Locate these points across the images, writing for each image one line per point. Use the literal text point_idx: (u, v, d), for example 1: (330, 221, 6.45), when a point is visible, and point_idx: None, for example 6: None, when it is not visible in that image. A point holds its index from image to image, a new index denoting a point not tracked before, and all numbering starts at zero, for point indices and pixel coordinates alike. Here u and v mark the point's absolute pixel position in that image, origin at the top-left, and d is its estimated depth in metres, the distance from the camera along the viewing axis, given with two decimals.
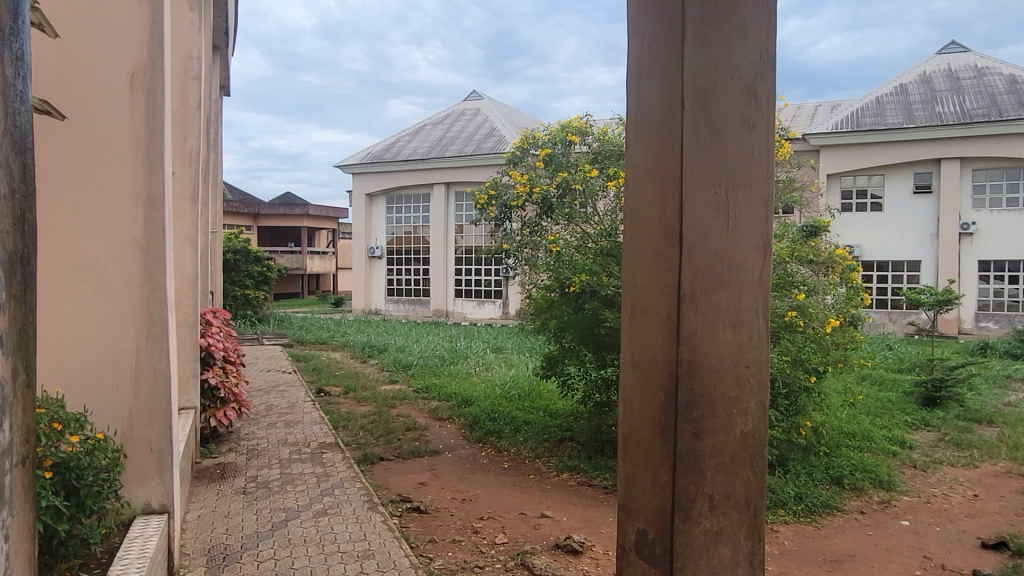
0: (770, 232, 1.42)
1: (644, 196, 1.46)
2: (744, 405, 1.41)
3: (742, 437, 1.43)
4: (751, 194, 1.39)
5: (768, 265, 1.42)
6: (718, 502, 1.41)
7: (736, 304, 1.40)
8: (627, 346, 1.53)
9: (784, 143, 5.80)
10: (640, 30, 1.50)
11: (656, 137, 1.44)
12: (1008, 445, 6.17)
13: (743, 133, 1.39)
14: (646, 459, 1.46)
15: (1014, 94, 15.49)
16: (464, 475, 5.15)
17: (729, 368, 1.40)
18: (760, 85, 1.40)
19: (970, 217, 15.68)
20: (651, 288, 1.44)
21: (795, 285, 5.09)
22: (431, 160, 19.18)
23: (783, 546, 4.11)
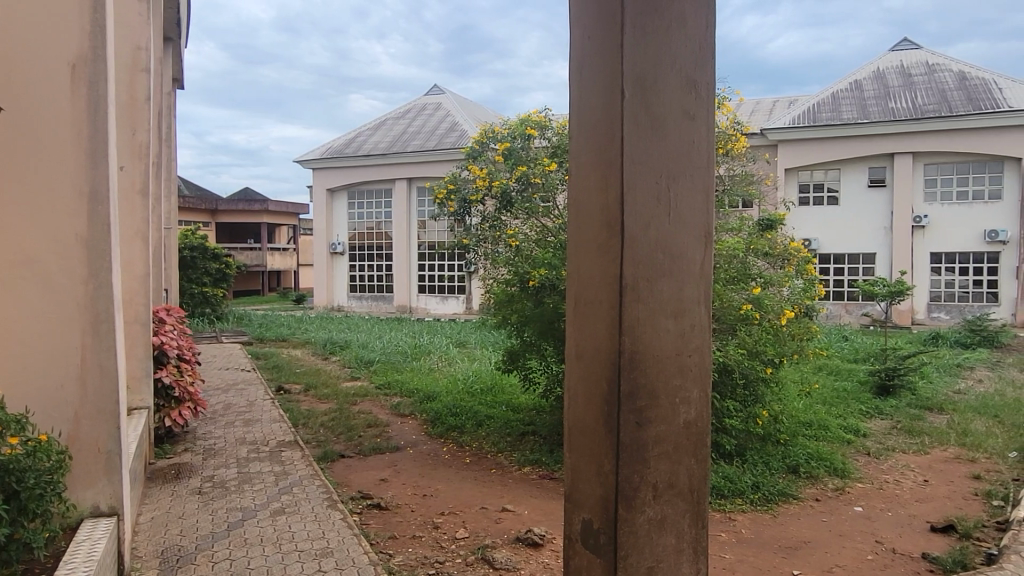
0: (710, 221, 1.45)
1: (587, 186, 1.45)
2: (686, 394, 1.45)
3: (685, 425, 1.46)
4: (691, 183, 1.42)
5: (709, 255, 1.45)
6: (664, 489, 1.44)
7: (677, 293, 1.42)
8: (572, 337, 1.52)
9: (740, 137, 5.87)
10: (583, 21, 1.49)
11: (598, 127, 1.43)
12: (958, 432, 6.35)
13: (683, 125, 1.42)
14: (591, 450, 1.46)
15: (964, 91, 15.94)
16: (425, 471, 5.12)
17: (672, 357, 1.43)
18: (700, 77, 1.43)
19: (922, 211, 16.09)
20: (595, 279, 1.43)
21: (752, 277, 5.20)
22: (393, 155, 19.03)
23: (740, 534, 4.17)
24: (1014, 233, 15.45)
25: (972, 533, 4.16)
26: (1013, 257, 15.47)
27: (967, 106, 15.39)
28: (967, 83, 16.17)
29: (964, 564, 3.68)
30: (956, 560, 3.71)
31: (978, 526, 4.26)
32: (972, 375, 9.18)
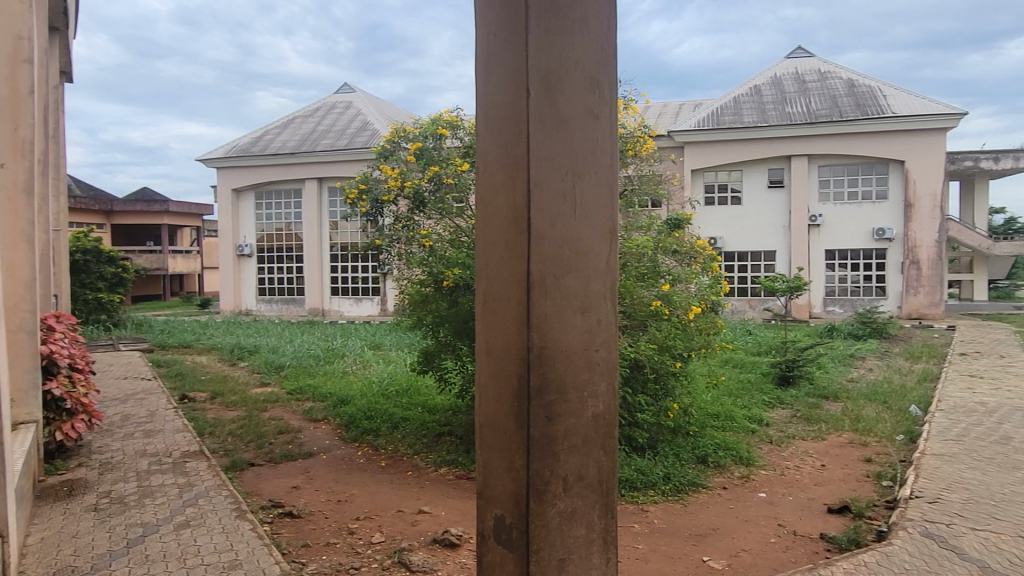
0: (615, 217, 1.52)
1: (495, 182, 1.50)
2: (595, 388, 1.51)
3: (594, 418, 1.53)
4: (596, 178, 1.49)
5: (614, 250, 1.52)
6: (575, 481, 1.50)
7: (584, 288, 1.48)
8: (481, 335, 1.57)
9: (648, 139, 6.04)
10: (487, 22, 1.54)
11: (504, 124, 1.48)
12: (851, 418, 6.75)
13: (587, 121, 1.48)
14: (503, 445, 1.51)
15: (852, 98, 16.95)
16: (338, 476, 5.02)
17: (580, 351, 1.49)
18: (602, 77, 1.50)
19: (817, 210, 17.00)
20: (503, 274, 1.49)
21: (661, 274, 5.35)
22: (302, 154, 18.55)
23: (653, 524, 4.28)
24: (899, 231, 16.54)
25: (865, 512, 4.43)
26: (898, 254, 16.56)
27: (856, 112, 16.39)
28: (855, 90, 17.21)
29: (858, 541, 3.91)
30: (851, 539, 3.93)
31: (869, 506, 4.54)
32: (864, 365, 9.78)
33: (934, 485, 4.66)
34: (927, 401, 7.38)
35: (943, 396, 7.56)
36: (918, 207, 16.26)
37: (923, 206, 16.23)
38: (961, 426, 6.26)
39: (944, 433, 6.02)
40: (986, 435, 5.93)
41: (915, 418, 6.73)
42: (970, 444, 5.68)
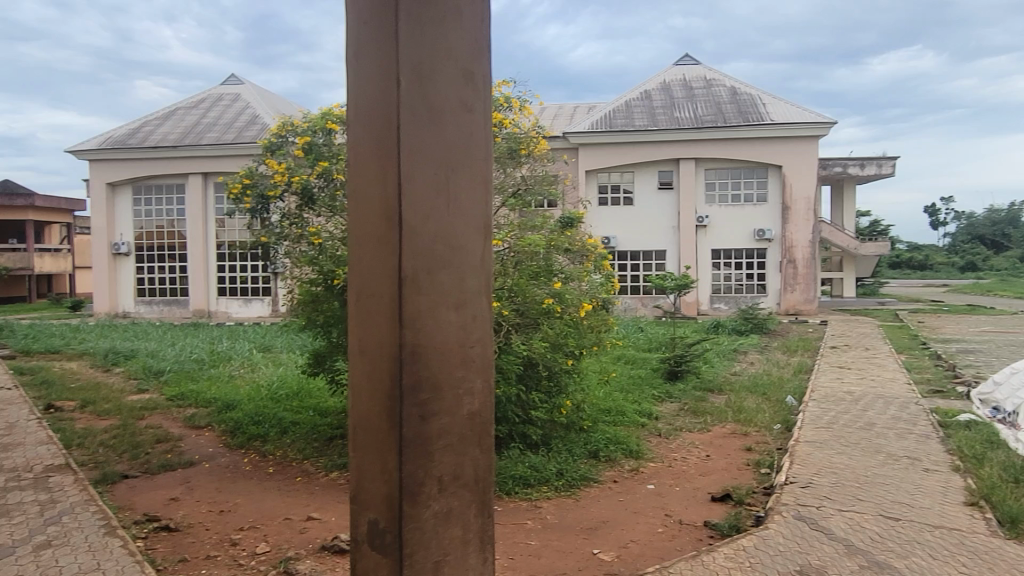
0: (489, 217, 1.77)
1: (370, 186, 1.72)
2: (470, 385, 1.76)
3: (470, 416, 1.78)
4: (469, 174, 1.73)
5: (488, 247, 1.77)
6: (449, 481, 1.75)
7: (459, 285, 1.73)
8: (354, 336, 1.78)
9: (541, 139, 6.10)
10: (359, 32, 1.75)
11: (377, 125, 1.71)
12: (734, 409, 7.08)
13: (462, 114, 1.72)
14: (376, 448, 1.73)
15: (735, 105, 17.83)
16: (221, 486, 4.78)
17: (455, 349, 1.74)
18: (476, 71, 1.74)
19: (704, 212, 17.76)
20: (376, 272, 1.71)
21: (554, 272, 5.41)
22: (186, 147, 17.62)
23: (545, 520, 4.32)
24: (777, 232, 17.54)
25: (745, 499, 4.65)
26: (777, 253, 17.55)
27: (738, 118, 17.24)
28: (737, 97, 18.10)
29: (738, 527, 4.09)
30: (732, 525, 4.10)
31: (749, 493, 4.77)
32: (746, 359, 10.28)
33: (806, 470, 4.96)
34: (801, 391, 7.85)
35: (816, 386, 8.07)
36: (795, 209, 17.29)
37: (799, 209, 17.28)
38: (831, 414, 6.70)
39: (816, 421, 6.43)
40: (853, 422, 6.37)
41: (791, 408, 7.14)
42: (839, 430, 6.08)
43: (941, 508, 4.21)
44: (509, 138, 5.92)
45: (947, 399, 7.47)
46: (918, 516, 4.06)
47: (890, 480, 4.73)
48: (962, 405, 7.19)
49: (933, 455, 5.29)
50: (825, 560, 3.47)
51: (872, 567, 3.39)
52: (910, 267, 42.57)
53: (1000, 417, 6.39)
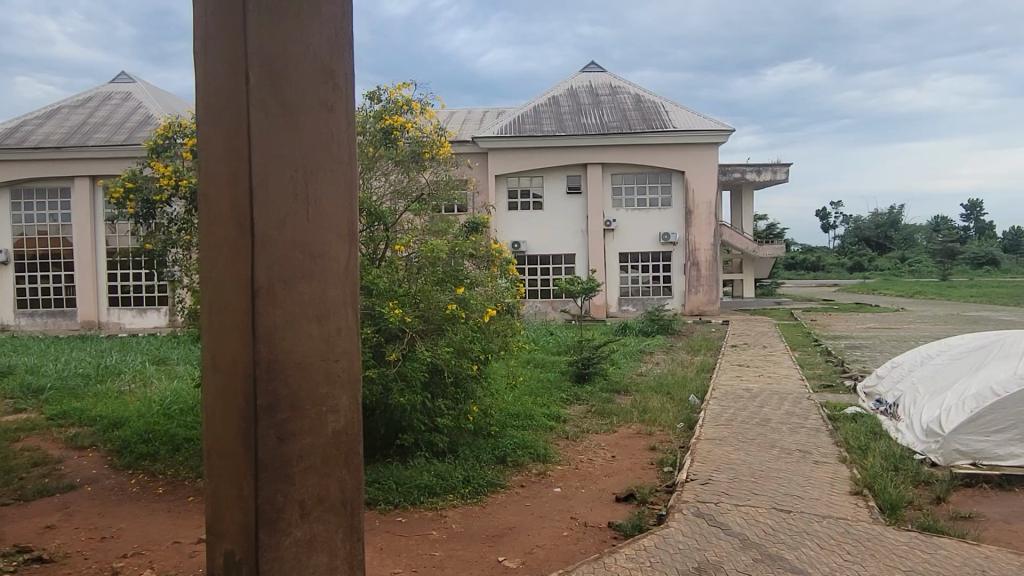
0: (352, 225, 1.90)
1: (222, 204, 1.79)
2: (335, 402, 1.89)
3: (335, 432, 1.90)
4: (328, 177, 1.83)
5: (351, 256, 1.90)
6: (313, 503, 1.87)
7: (319, 299, 1.83)
8: (210, 352, 1.86)
9: (444, 143, 6.04)
10: (214, 45, 1.81)
11: (226, 141, 1.78)
12: (639, 410, 7.23)
13: (323, 112, 1.82)
14: (233, 473, 1.82)
15: (639, 111, 18.30)
16: (105, 510, 4.48)
17: (318, 363, 1.85)
18: (336, 71, 1.85)
19: (612, 216, 18.13)
20: (230, 289, 1.79)
21: (459, 277, 5.35)
22: (71, 149, 16.56)
23: (451, 529, 4.26)
24: (681, 235, 18.10)
25: (647, 498, 4.73)
26: (681, 256, 18.12)
27: (642, 125, 17.70)
28: (641, 105, 18.59)
29: (641, 527, 4.14)
30: (635, 525, 4.16)
31: (652, 492, 4.85)
32: (652, 359, 10.54)
33: (706, 467, 5.10)
34: (703, 390, 8.10)
35: (716, 385, 8.34)
36: (697, 213, 17.90)
37: (701, 213, 17.90)
38: (730, 411, 6.93)
39: (716, 418, 6.64)
40: (750, 418, 6.62)
41: (694, 406, 7.34)
42: (737, 427, 6.29)
43: (829, 498, 4.41)
44: (412, 141, 5.81)
45: (836, 394, 7.87)
46: (807, 507, 4.24)
47: (783, 473, 4.92)
48: (849, 398, 7.60)
49: (822, 448, 5.55)
50: (721, 556, 3.55)
51: (766, 559, 3.51)
52: (804, 267, 44.88)
53: (882, 409, 6.78)
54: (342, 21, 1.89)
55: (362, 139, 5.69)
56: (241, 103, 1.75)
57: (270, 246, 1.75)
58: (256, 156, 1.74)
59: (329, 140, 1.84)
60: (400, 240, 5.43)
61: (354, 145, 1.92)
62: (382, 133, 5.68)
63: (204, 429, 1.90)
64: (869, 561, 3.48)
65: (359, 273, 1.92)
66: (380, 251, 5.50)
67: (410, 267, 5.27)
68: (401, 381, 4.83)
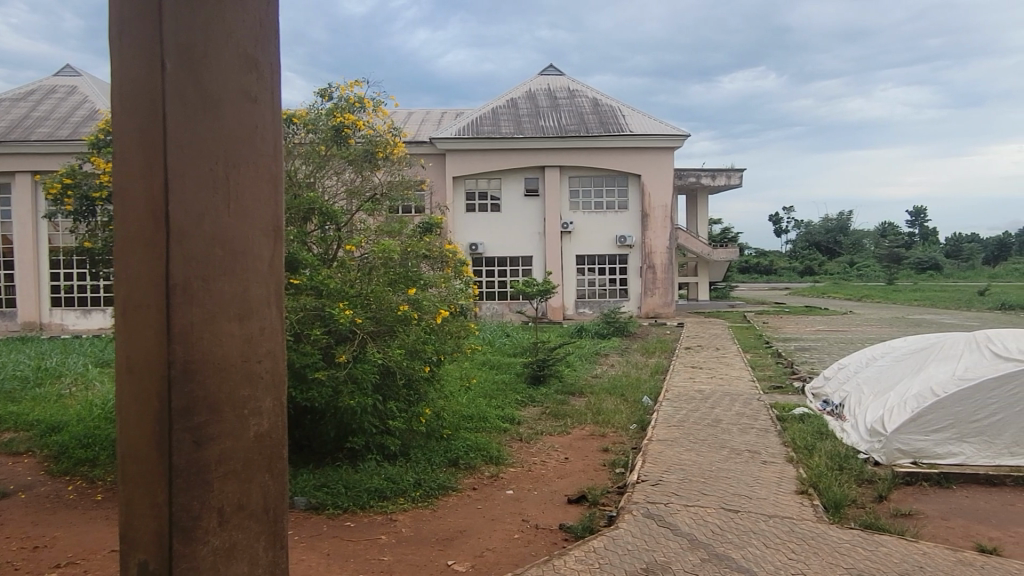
0: (277, 222, 1.88)
1: (137, 200, 1.77)
2: (258, 405, 1.85)
3: (257, 436, 1.86)
4: (250, 172, 1.81)
5: (275, 253, 1.88)
6: (232, 511, 1.83)
7: (242, 297, 1.80)
8: (125, 353, 1.83)
9: (398, 143, 5.99)
10: (131, 37, 1.79)
11: (141, 135, 1.76)
12: (592, 411, 7.26)
13: (245, 104, 1.81)
14: (148, 479, 1.79)
15: (596, 115, 18.43)
16: (39, 518, 4.31)
17: (239, 364, 1.82)
18: (260, 64, 1.84)
19: (569, 218, 18.22)
20: (145, 287, 1.76)
21: (412, 278, 5.29)
22: (12, 144, 15.97)
23: (400, 534, 4.20)
24: (637, 239, 18.28)
25: (599, 499, 4.74)
26: (637, 259, 18.31)
27: (599, 129, 17.84)
28: (599, 108, 18.74)
29: (592, 529, 4.14)
30: (585, 526, 4.15)
31: (603, 493, 4.87)
32: (607, 361, 10.60)
33: (657, 467, 5.14)
34: (656, 391, 8.18)
35: (670, 386, 8.43)
36: (653, 217, 18.10)
37: (657, 216, 18.10)
38: (682, 412, 7.00)
39: (668, 419, 6.70)
40: (701, 419, 6.70)
41: (647, 408, 7.40)
42: (688, 428, 6.36)
43: (775, 497, 4.48)
44: (364, 140, 5.77)
45: (785, 394, 8.02)
46: (754, 506, 4.30)
47: (732, 473, 4.98)
48: (797, 399, 7.75)
49: (770, 448, 5.64)
50: (669, 557, 3.57)
51: (712, 559, 3.54)
52: (757, 271, 45.74)
53: (828, 409, 6.92)
54: (268, 16, 1.88)
55: (313, 136, 5.60)
56: (156, 97, 1.74)
57: (186, 242, 1.73)
58: (171, 153, 1.72)
59: (251, 137, 1.82)
60: (351, 241, 5.35)
61: (280, 142, 1.90)
62: (333, 131, 5.60)
63: (118, 433, 1.86)
64: (813, 559, 3.53)
65: (285, 272, 1.89)
66: (331, 251, 5.42)
67: (362, 268, 5.19)
68: (351, 384, 4.74)
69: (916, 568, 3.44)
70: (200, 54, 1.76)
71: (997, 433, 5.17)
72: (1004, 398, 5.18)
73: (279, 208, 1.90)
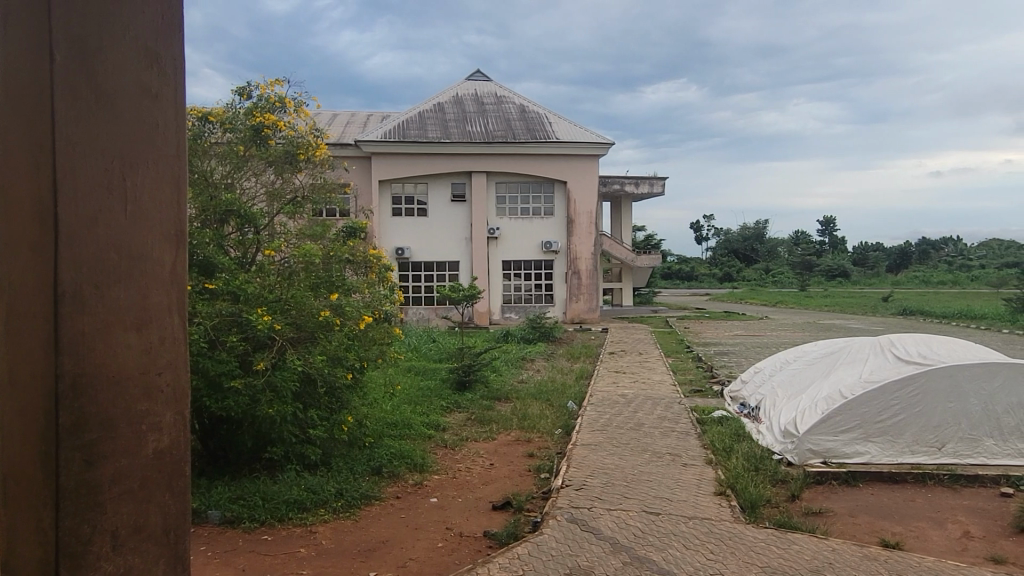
0: (180, 226, 1.81)
1: (19, 201, 1.66)
2: (158, 419, 1.78)
3: (157, 452, 1.78)
4: (149, 173, 1.73)
5: (179, 259, 1.80)
6: (128, 533, 1.74)
7: (140, 304, 1.72)
8: None
9: (320, 145, 5.83)
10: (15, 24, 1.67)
11: (26, 130, 1.65)
12: (517, 417, 7.27)
13: (145, 100, 1.73)
14: (29, 502, 1.68)
15: (523, 122, 18.55)
16: None
17: (137, 376, 1.74)
18: (162, 59, 1.76)
19: (496, 224, 18.26)
20: (28, 294, 1.65)
21: (334, 283, 5.17)
22: None
23: (320, 546, 4.08)
24: (563, 245, 18.48)
25: (524, 505, 4.74)
26: (563, 265, 18.51)
27: (526, 135, 17.95)
28: (525, 115, 18.87)
29: (516, 535, 4.13)
30: (510, 533, 4.14)
31: (528, 498, 4.87)
32: (533, 366, 10.65)
33: (581, 472, 5.18)
34: (581, 396, 8.26)
35: (594, 391, 8.53)
36: (578, 223, 18.34)
37: (582, 222, 18.35)
38: (606, 416, 7.09)
39: (592, 424, 6.78)
40: (624, 423, 6.80)
41: (571, 412, 7.46)
42: (612, 432, 6.44)
43: (694, 499, 4.59)
44: (285, 141, 5.58)
45: (704, 398, 8.24)
46: (674, 508, 4.39)
47: (654, 476, 5.08)
48: (716, 402, 7.98)
49: (690, 451, 5.77)
50: (592, 561, 3.60)
51: (634, 562, 3.58)
52: (678, 277, 46.88)
53: (745, 412, 7.15)
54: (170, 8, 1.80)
55: (231, 136, 5.40)
56: (44, 89, 1.63)
57: (76, 246, 1.63)
58: (60, 151, 1.62)
59: (151, 137, 1.74)
60: (271, 244, 5.19)
61: (185, 142, 1.82)
62: (252, 131, 5.42)
63: None
64: (730, 559, 3.63)
65: (187, 279, 1.82)
66: (249, 255, 5.24)
67: (282, 273, 5.04)
68: (270, 393, 4.58)
69: (826, 565, 3.58)
70: (93, 48, 1.67)
71: (900, 433, 5.45)
72: (906, 400, 5.46)
73: (183, 213, 1.82)
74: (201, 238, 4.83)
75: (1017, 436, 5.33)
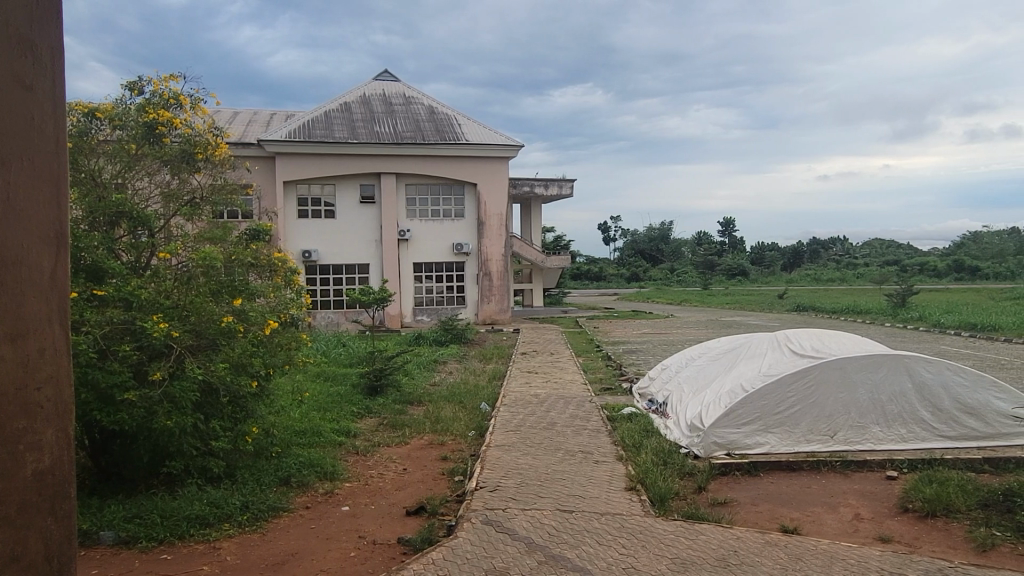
0: (57, 230, 1.76)
1: None
2: (37, 438, 1.72)
3: (37, 472, 1.72)
4: (22, 173, 1.68)
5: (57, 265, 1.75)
6: (5, 563, 1.65)
7: (19, 311, 1.66)
8: None
9: (220, 144, 5.60)
10: None
11: None
12: (431, 420, 7.20)
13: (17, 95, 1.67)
14: None
15: (432, 123, 18.45)
16: None
17: (17, 391, 1.67)
18: (32, 51, 1.71)
19: (406, 225, 18.06)
20: None
21: (236, 288, 4.96)
22: None
23: (225, 562, 3.90)
24: (474, 246, 18.49)
25: (438, 509, 4.69)
26: (474, 267, 18.53)
27: (435, 137, 17.85)
28: (435, 116, 18.77)
29: (431, 539, 4.07)
30: (425, 538, 4.08)
31: (442, 502, 4.82)
32: (446, 369, 10.59)
33: (495, 473, 5.18)
34: (494, 397, 8.26)
35: (507, 391, 8.56)
36: (489, 225, 18.40)
37: (492, 224, 18.41)
38: (519, 417, 7.12)
39: (506, 425, 6.79)
40: (537, 423, 6.85)
41: (485, 414, 7.46)
42: (525, 432, 6.48)
43: (606, 495, 4.67)
44: (181, 139, 5.34)
45: (615, 396, 8.41)
46: (588, 505, 4.45)
47: (567, 475, 5.13)
48: (625, 399, 8.16)
49: (601, 448, 5.88)
50: (508, 562, 3.60)
51: (549, 561, 3.60)
52: (587, 278, 47.66)
53: (653, 408, 7.35)
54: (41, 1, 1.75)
55: (121, 134, 5.11)
56: None
57: None
58: None
59: (26, 136, 1.69)
60: (167, 247, 4.94)
61: (61, 141, 1.78)
62: (144, 128, 5.14)
63: None
64: (642, 552, 3.71)
65: (66, 286, 1.78)
66: (144, 259, 4.97)
67: (179, 277, 4.78)
68: (168, 404, 4.34)
69: (732, 553, 3.72)
70: None
71: (796, 423, 5.72)
72: (801, 391, 5.74)
73: (61, 220, 1.77)
74: (89, 241, 4.53)
75: (901, 422, 5.69)
